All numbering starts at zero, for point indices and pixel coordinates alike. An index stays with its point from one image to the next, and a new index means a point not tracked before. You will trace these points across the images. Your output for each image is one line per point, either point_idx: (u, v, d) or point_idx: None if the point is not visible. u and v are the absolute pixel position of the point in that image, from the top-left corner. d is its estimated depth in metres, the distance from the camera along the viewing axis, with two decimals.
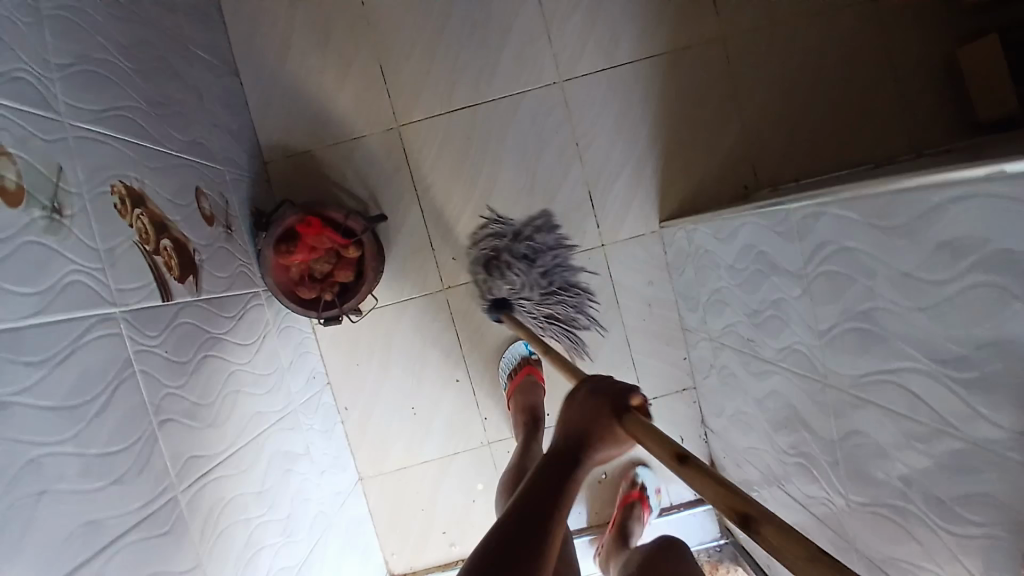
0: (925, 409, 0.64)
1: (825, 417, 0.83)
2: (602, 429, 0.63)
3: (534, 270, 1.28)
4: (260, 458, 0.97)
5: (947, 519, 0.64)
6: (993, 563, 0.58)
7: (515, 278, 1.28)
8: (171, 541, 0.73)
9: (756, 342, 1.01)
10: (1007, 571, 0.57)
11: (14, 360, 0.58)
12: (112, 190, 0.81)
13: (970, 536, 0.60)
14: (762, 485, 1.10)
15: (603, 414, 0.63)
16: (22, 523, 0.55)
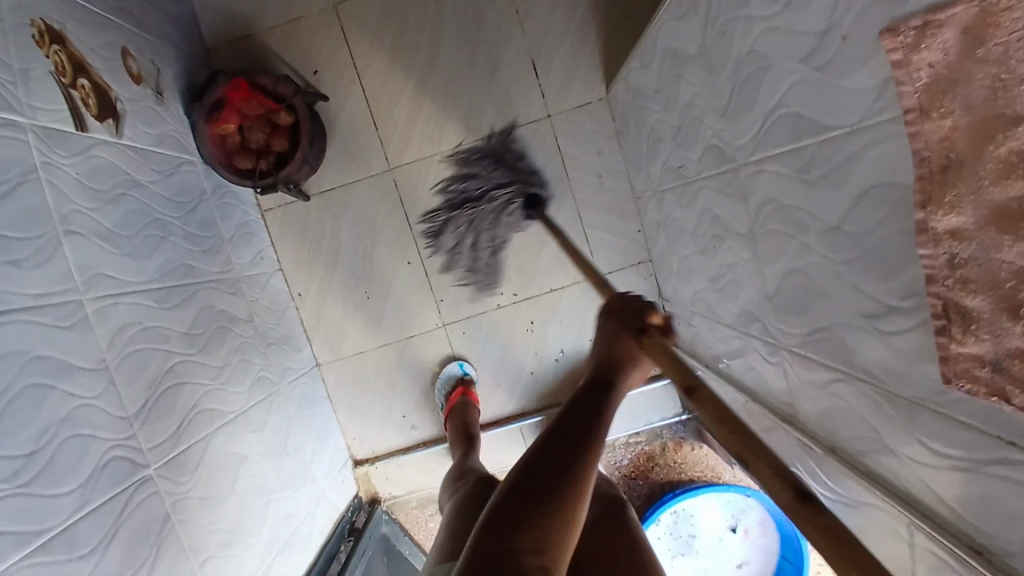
0: (807, 126, 0.59)
1: (737, 207, 0.79)
2: (623, 355, 0.66)
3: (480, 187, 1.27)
4: (192, 305, 0.98)
5: (841, 245, 0.60)
6: (880, 263, 0.54)
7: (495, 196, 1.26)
8: (74, 336, 0.75)
9: (682, 168, 0.97)
10: (891, 262, 0.53)
11: None
12: (32, 23, 0.81)
13: (859, 246, 0.57)
14: (708, 333, 1.06)
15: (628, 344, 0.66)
16: None
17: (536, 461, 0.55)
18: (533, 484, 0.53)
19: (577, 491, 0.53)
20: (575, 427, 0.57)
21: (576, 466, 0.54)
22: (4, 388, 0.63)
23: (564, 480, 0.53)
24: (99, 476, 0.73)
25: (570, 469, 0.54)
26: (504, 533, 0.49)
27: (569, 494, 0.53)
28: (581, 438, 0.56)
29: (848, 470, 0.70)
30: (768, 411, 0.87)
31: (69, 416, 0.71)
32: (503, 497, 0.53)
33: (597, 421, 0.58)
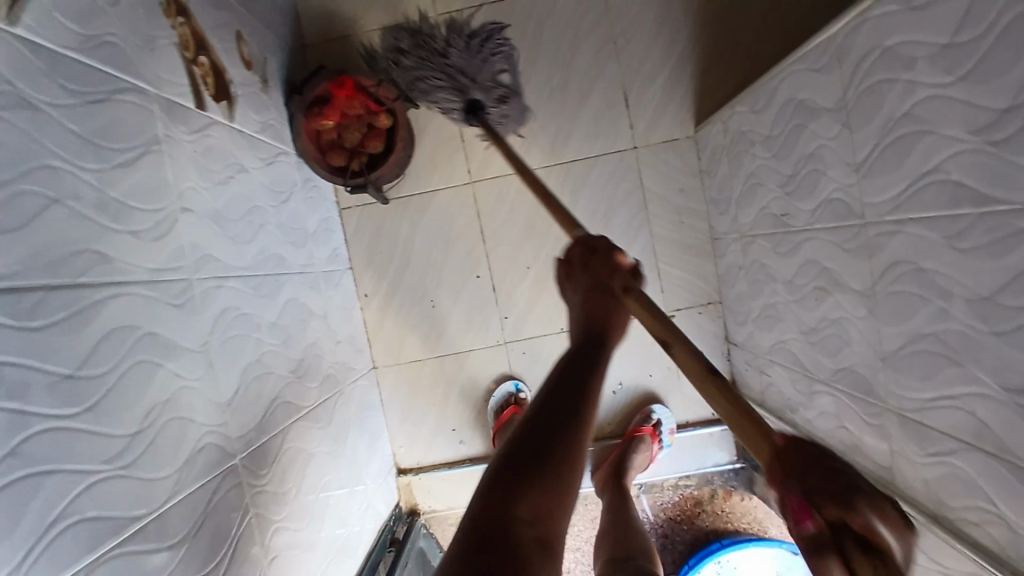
0: (967, 196, 0.59)
1: (859, 263, 0.78)
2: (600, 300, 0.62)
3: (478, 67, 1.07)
4: (277, 296, 0.98)
5: (990, 319, 0.58)
6: None
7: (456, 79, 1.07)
8: (184, 315, 0.74)
9: (786, 217, 0.96)
10: None
11: (49, 77, 0.58)
12: None
13: (1014, 324, 0.56)
14: (789, 384, 1.05)
15: (594, 283, 0.63)
16: (32, 215, 0.54)
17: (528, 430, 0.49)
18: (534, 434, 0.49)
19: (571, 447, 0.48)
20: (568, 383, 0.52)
21: (573, 430, 0.49)
22: (115, 363, 0.61)
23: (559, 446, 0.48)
24: (193, 463, 0.71)
25: (570, 429, 0.49)
26: (497, 510, 0.45)
27: (564, 458, 0.47)
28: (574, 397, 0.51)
29: (953, 541, 0.68)
30: (858, 470, 0.86)
31: (170, 397, 0.68)
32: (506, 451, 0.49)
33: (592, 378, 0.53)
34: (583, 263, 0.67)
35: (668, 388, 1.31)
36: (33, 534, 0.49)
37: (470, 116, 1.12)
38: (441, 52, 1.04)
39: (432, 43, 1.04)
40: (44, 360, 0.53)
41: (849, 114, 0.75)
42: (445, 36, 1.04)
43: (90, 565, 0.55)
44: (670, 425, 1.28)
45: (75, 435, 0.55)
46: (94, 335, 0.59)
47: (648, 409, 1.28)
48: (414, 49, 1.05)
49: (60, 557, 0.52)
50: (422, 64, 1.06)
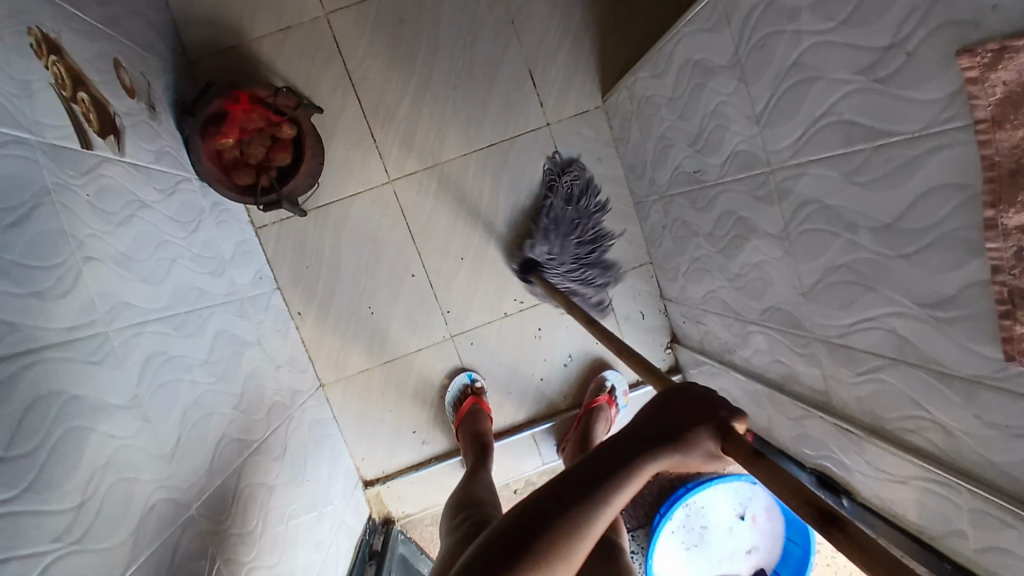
0: (862, 134, 0.64)
1: (771, 208, 0.83)
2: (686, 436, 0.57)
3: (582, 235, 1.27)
4: (204, 332, 0.93)
5: (895, 243, 0.64)
6: (940, 259, 0.58)
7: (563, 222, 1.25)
8: (107, 371, 0.68)
9: (700, 173, 1.00)
10: (950, 260, 0.57)
11: None
12: (29, 31, 0.71)
13: (915, 245, 0.61)
14: (724, 329, 1.10)
15: (686, 421, 0.57)
16: None
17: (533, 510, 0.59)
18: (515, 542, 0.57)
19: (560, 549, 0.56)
20: (589, 484, 0.59)
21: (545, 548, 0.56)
22: (45, 435, 0.56)
23: (551, 544, 0.56)
24: (146, 524, 0.67)
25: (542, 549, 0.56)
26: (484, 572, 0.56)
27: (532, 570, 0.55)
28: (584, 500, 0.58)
29: (887, 447, 0.74)
30: (797, 399, 0.91)
31: (109, 460, 0.64)
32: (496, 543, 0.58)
33: (589, 506, 0.57)
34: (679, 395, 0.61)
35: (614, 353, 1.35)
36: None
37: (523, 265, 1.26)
38: (587, 247, 1.28)
39: (593, 233, 1.28)
40: None
41: (745, 70, 0.79)
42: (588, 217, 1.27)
43: None
44: (624, 387, 1.33)
45: (12, 520, 0.50)
46: (17, 410, 0.54)
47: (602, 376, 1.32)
48: (597, 228, 1.28)
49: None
50: (568, 214, 1.26)
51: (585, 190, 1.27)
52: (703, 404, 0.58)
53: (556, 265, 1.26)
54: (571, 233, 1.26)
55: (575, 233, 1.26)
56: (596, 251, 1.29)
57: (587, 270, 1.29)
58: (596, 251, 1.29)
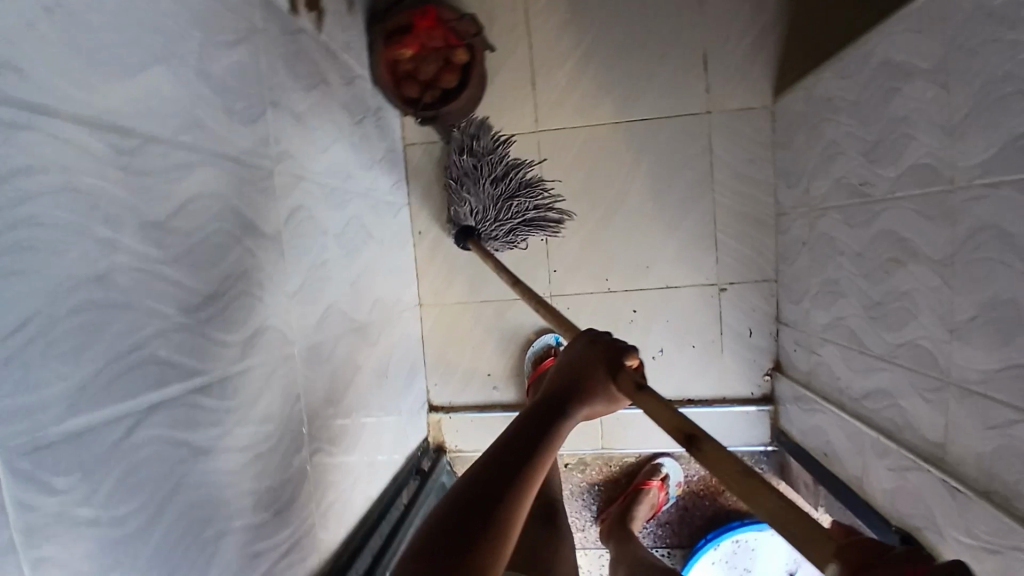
0: None
1: (939, 230, 0.75)
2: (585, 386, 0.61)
3: (484, 176, 1.21)
4: (345, 208, 1.00)
5: None
6: None
7: (464, 171, 1.21)
8: (265, 199, 0.76)
9: (864, 186, 0.92)
10: None
11: None
12: None
13: None
14: (841, 362, 1.02)
15: (595, 367, 0.62)
16: (135, 66, 0.56)
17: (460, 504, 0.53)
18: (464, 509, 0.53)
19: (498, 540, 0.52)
20: (515, 460, 0.56)
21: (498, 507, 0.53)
22: (201, 225, 0.64)
23: (494, 513, 0.53)
24: (259, 338, 0.71)
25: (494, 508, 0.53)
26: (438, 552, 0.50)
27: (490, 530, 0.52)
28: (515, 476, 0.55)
29: (1002, 514, 0.66)
30: (906, 448, 0.83)
31: (243, 269, 0.70)
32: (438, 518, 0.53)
33: (531, 455, 0.57)
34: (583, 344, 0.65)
35: (707, 362, 1.30)
36: (107, 360, 0.50)
37: (461, 236, 1.25)
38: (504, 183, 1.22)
39: (505, 171, 1.22)
40: (138, 203, 0.56)
41: (946, 75, 0.72)
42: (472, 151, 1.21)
43: (152, 405, 0.54)
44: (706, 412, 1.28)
45: (159, 278, 0.57)
46: (185, 194, 0.62)
47: (658, 461, 1.28)
48: (495, 165, 1.21)
49: (128, 387, 0.52)
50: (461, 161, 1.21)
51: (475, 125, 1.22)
52: (606, 352, 0.63)
53: (486, 216, 1.23)
54: (482, 178, 1.21)
55: (484, 178, 1.21)
56: (523, 187, 1.23)
57: (522, 200, 1.22)
58: (527, 194, 1.23)
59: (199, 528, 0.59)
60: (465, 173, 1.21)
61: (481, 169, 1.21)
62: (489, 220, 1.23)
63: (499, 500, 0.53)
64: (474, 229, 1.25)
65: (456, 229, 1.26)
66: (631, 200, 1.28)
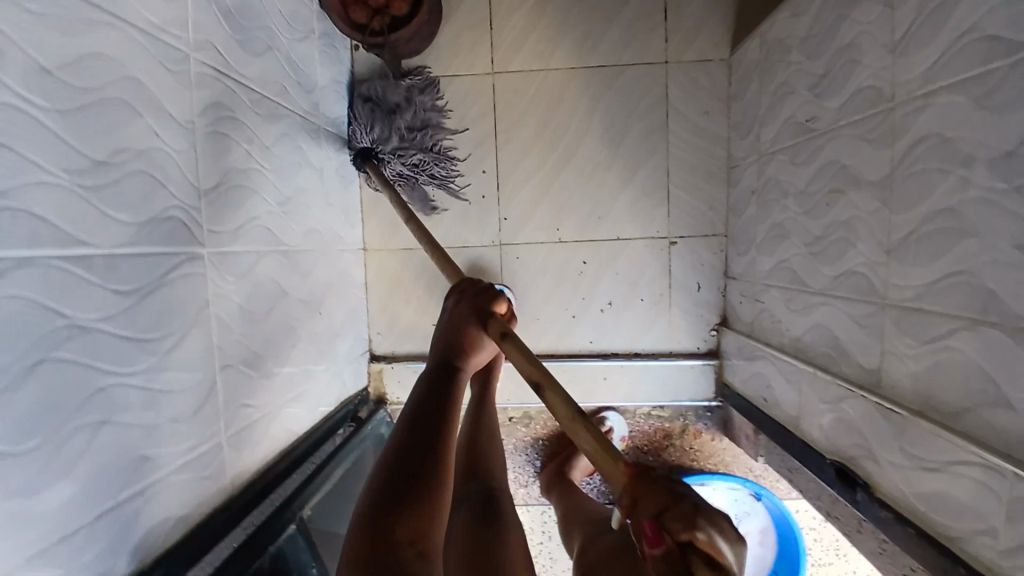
0: (1003, 47, 0.55)
1: (879, 152, 0.74)
2: (472, 336, 0.73)
3: (402, 121, 1.18)
4: (276, 123, 0.94)
5: (1013, 174, 0.54)
6: None
7: (382, 103, 1.18)
8: (177, 84, 0.69)
9: (811, 123, 0.91)
10: None
11: None
12: None
13: None
14: (784, 306, 1.01)
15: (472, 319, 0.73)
16: None
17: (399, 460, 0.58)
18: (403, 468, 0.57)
19: (438, 479, 0.57)
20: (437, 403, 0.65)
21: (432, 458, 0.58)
22: (99, 85, 0.57)
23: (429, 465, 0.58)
24: (158, 227, 0.65)
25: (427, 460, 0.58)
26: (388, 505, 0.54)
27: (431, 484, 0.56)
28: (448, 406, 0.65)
29: (932, 428, 0.64)
30: (841, 378, 0.82)
31: (142, 150, 0.63)
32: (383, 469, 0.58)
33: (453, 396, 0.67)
34: (462, 302, 0.75)
35: (656, 316, 1.28)
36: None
37: (359, 159, 1.20)
38: (420, 134, 1.20)
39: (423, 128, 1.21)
40: (19, 39, 0.49)
41: None
42: (397, 94, 1.19)
43: (15, 263, 0.48)
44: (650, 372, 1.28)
45: (43, 129, 0.51)
46: (80, 48, 0.55)
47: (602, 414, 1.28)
48: (416, 121, 1.20)
49: None
50: (381, 96, 1.18)
51: (424, 83, 1.23)
52: (480, 301, 0.74)
53: (387, 154, 1.19)
54: (398, 116, 1.18)
55: (402, 118, 1.17)
56: (438, 148, 1.23)
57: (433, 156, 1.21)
58: (439, 155, 1.23)
59: (67, 409, 0.53)
60: (379, 108, 1.18)
61: (400, 109, 1.19)
62: (393, 159, 1.19)
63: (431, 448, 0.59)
64: (371, 153, 1.20)
65: (354, 149, 1.21)
66: (585, 148, 1.26)
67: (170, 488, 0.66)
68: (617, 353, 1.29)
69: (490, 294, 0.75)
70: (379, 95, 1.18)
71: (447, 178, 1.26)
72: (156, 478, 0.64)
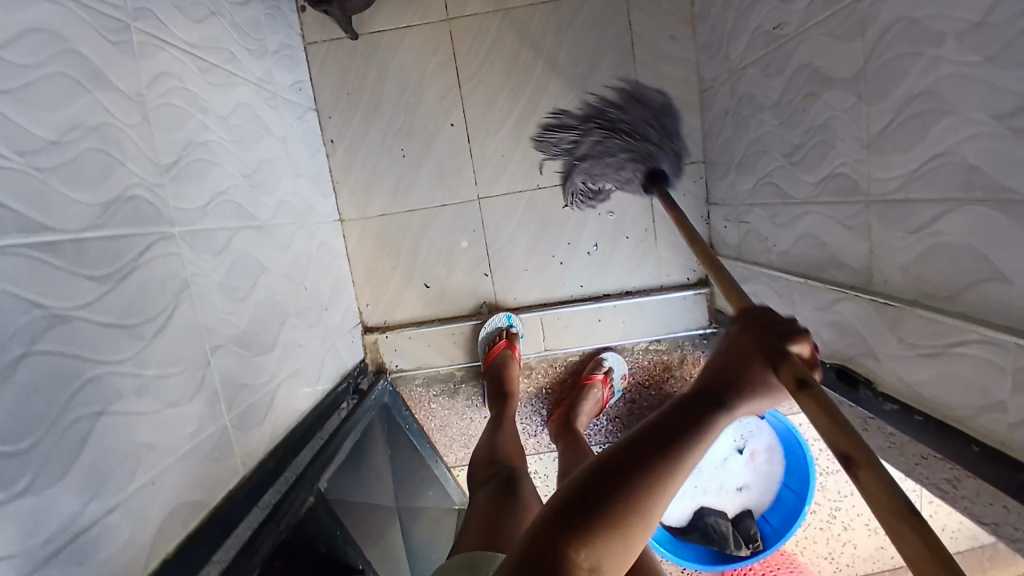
0: None
1: (849, 47, 0.73)
2: (751, 373, 0.57)
3: (578, 130, 1.22)
4: (230, 93, 0.89)
5: (980, 44, 0.53)
6: None
7: (587, 163, 1.23)
8: (122, 55, 0.65)
9: (778, 30, 0.90)
10: None
11: None
12: None
13: (1000, 38, 0.51)
14: (769, 223, 1.01)
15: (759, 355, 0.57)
16: None
17: (591, 483, 0.52)
18: (607, 486, 0.51)
19: (648, 500, 0.52)
20: (669, 439, 0.54)
21: (641, 490, 0.51)
22: (39, 57, 0.53)
23: (635, 493, 0.51)
24: (122, 207, 0.62)
25: (634, 489, 0.51)
26: (576, 512, 0.50)
27: (625, 511, 0.51)
28: (676, 449, 0.54)
29: (927, 315, 0.65)
30: (833, 283, 0.83)
31: (95, 126, 0.59)
32: (590, 474, 0.53)
33: (695, 437, 0.54)
34: (752, 324, 0.60)
35: (644, 253, 1.28)
36: None
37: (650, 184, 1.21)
38: (619, 138, 1.19)
39: (583, 124, 1.22)
40: None
41: None
42: (563, 125, 1.23)
43: None
44: (641, 310, 1.28)
45: None
46: (18, 22, 0.51)
47: (600, 356, 1.29)
48: (642, 120, 1.21)
49: None
50: (576, 157, 1.23)
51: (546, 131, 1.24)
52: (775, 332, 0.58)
53: (628, 164, 1.21)
54: (582, 138, 1.22)
55: (587, 134, 1.21)
56: (619, 122, 1.20)
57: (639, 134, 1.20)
58: (621, 120, 1.20)
59: (58, 400, 0.50)
60: (557, 152, 1.24)
61: (588, 134, 1.22)
62: (636, 154, 1.20)
63: (637, 482, 0.52)
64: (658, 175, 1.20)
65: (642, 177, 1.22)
66: (553, 89, 1.22)
67: (181, 471, 0.64)
68: (609, 294, 1.29)
69: (789, 323, 0.58)
70: (586, 165, 1.23)
71: (588, 202, 1.26)
72: (162, 465, 0.62)
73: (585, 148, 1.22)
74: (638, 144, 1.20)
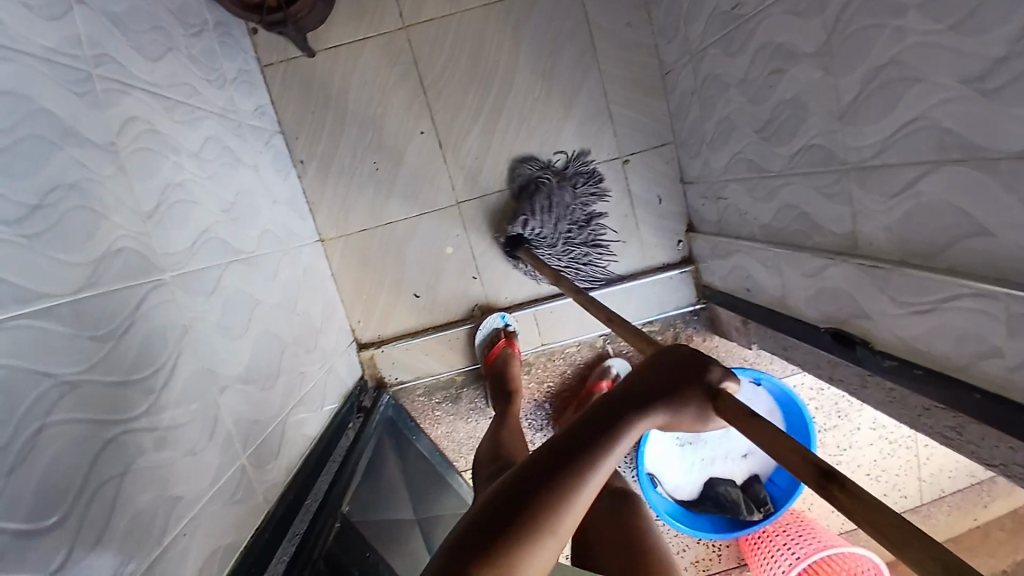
0: None
1: (811, 22, 0.75)
2: (666, 391, 0.59)
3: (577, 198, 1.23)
4: (197, 128, 0.87)
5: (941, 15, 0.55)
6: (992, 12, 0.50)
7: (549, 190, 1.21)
8: (89, 106, 0.63)
9: (737, 10, 0.91)
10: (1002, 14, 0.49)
11: None
12: None
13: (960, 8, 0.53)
14: (748, 197, 1.04)
15: (674, 376, 0.59)
16: None
17: (504, 498, 0.54)
18: (516, 501, 0.53)
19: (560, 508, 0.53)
20: (579, 449, 0.56)
21: (550, 500, 0.53)
22: (11, 121, 0.51)
23: (543, 503, 0.53)
24: (112, 262, 0.60)
25: (542, 499, 0.53)
26: (489, 528, 0.52)
27: (535, 520, 0.52)
28: (584, 458, 0.55)
29: (915, 273, 0.68)
30: (819, 250, 0.86)
31: (74, 184, 0.57)
32: (504, 491, 0.55)
33: (603, 446, 0.56)
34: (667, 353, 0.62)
35: (626, 238, 1.30)
36: None
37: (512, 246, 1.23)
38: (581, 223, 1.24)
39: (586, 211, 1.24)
40: None
41: None
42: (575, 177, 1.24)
43: None
44: (629, 295, 1.31)
45: None
46: None
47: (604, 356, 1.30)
48: (595, 259, 1.28)
49: None
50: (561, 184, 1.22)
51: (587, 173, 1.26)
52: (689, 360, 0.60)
53: (548, 237, 1.22)
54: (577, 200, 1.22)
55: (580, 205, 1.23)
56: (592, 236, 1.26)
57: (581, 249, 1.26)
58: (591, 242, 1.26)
59: (80, 468, 0.49)
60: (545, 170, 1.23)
61: (577, 193, 1.23)
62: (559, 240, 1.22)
63: (544, 492, 0.53)
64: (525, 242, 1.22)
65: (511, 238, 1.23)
66: (519, 86, 1.22)
67: (209, 518, 0.64)
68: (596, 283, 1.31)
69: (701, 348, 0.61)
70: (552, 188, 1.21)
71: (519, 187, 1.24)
72: (191, 515, 0.61)
73: (562, 191, 1.21)
74: (572, 245, 1.24)
